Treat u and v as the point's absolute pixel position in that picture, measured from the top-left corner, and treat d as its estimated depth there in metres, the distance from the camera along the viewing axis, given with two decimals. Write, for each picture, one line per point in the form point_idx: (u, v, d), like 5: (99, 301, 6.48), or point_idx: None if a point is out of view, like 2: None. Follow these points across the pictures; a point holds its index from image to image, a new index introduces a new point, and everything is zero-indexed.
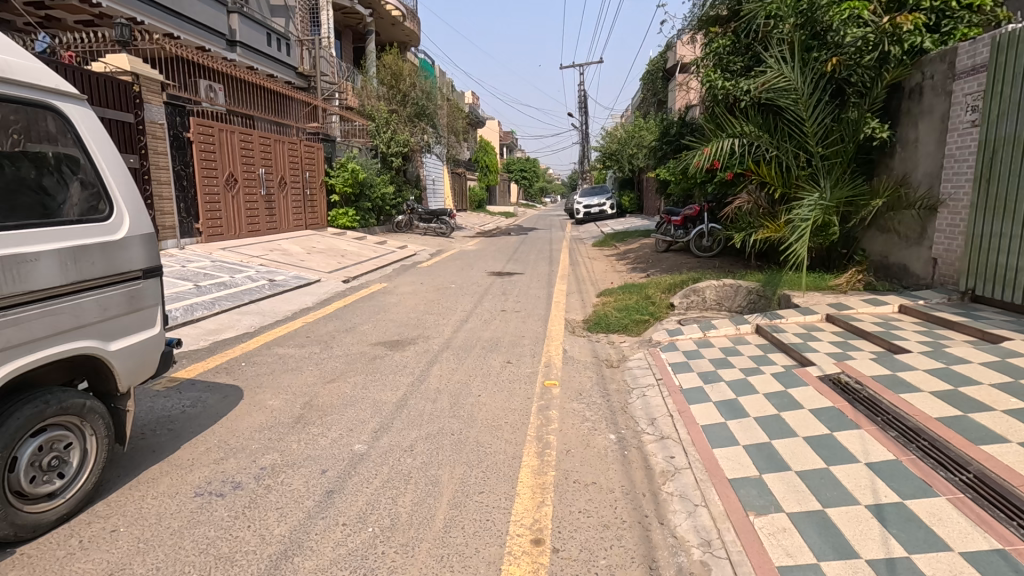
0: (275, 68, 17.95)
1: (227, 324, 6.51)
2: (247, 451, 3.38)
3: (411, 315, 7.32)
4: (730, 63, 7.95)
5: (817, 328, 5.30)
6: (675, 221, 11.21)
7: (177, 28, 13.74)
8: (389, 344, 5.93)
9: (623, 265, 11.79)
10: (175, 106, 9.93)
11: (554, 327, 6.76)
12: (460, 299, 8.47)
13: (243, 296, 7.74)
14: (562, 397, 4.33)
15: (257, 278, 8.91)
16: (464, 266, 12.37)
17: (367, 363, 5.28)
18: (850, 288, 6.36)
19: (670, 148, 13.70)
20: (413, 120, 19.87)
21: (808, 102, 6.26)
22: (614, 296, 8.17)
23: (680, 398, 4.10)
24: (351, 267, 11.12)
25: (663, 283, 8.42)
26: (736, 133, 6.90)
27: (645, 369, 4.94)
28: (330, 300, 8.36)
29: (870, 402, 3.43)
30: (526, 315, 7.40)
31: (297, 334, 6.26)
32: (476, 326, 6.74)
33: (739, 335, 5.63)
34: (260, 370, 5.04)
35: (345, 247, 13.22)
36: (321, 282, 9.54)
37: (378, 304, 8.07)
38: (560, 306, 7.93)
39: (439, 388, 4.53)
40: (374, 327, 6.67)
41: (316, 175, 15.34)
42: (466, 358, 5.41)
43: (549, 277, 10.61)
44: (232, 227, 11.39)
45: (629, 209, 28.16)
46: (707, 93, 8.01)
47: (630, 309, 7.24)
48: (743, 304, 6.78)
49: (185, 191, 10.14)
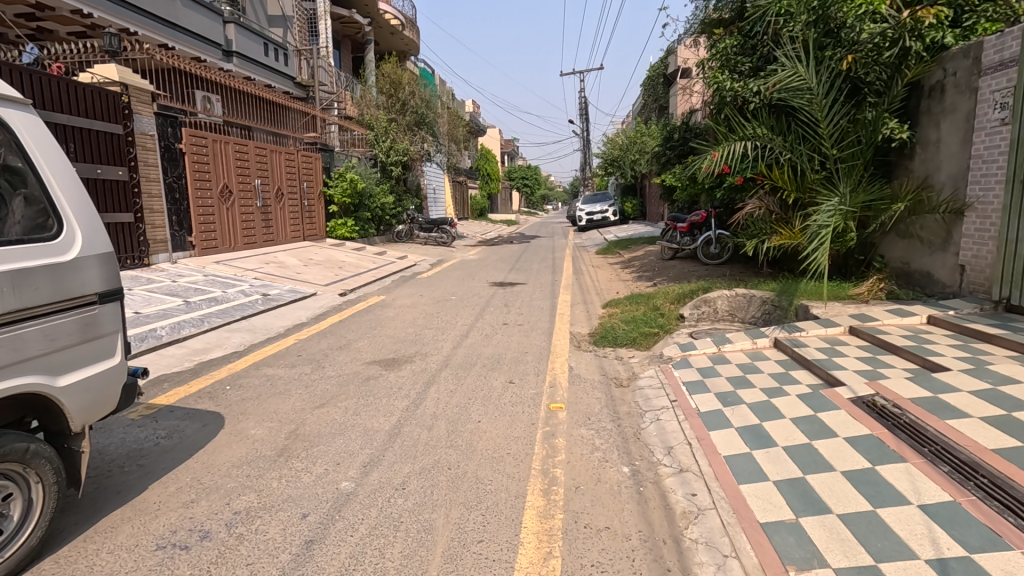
0: (273, 78, 17.81)
1: (216, 342, 6.20)
2: (221, 492, 3.05)
3: (409, 330, 6.99)
4: (738, 64, 7.65)
5: (840, 341, 4.95)
6: (681, 228, 10.91)
7: (172, 39, 13.57)
8: (385, 363, 5.61)
9: (628, 273, 11.46)
10: (166, 117, 9.67)
11: (559, 342, 6.43)
12: (461, 312, 8.15)
13: (235, 312, 7.44)
14: (568, 422, 3.99)
15: (251, 292, 8.61)
16: (465, 276, 12.05)
17: (361, 384, 4.96)
18: (872, 296, 6.01)
19: (674, 154, 13.40)
20: (413, 128, 19.64)
21: (823, 102, 5.94)
22: (621, 307, 7.84)
23: (698, 424, 3.76)
24: (349, 279, 10.82)
25: (671, 292, 8.09)
26: (749, 136, 6.58)
27: (658, 389, 4.59)
28: (325, 314, 8.04)
29: (914, 430, 3.08)
30: (529, 328, 7.08)
31: (289, 353, 5.95)
32: (478, 342, 6.42)
33: (756, 349, 5.29)
34: (246, 393, 4.72)
35: (343, 258, 12.93)
36: (317, 296, 9.23)
37: (375, 319, 7.76)
38: (565, 318, 7.60)
39: (436, 414, 4.20)
40: (370, 344, 6.35)
41: (314, 186, 15.09)
42: (467, 377, 5.08)
43: (552, 287, 10.28)
44: (227, 239, 11.13)
45: (631, 216, 27.83)
46: (715, 95, 7.71)
47: (638, 321, 6.90)
48: (758, 315, 6.52)
49: (177, 203, 9.88)
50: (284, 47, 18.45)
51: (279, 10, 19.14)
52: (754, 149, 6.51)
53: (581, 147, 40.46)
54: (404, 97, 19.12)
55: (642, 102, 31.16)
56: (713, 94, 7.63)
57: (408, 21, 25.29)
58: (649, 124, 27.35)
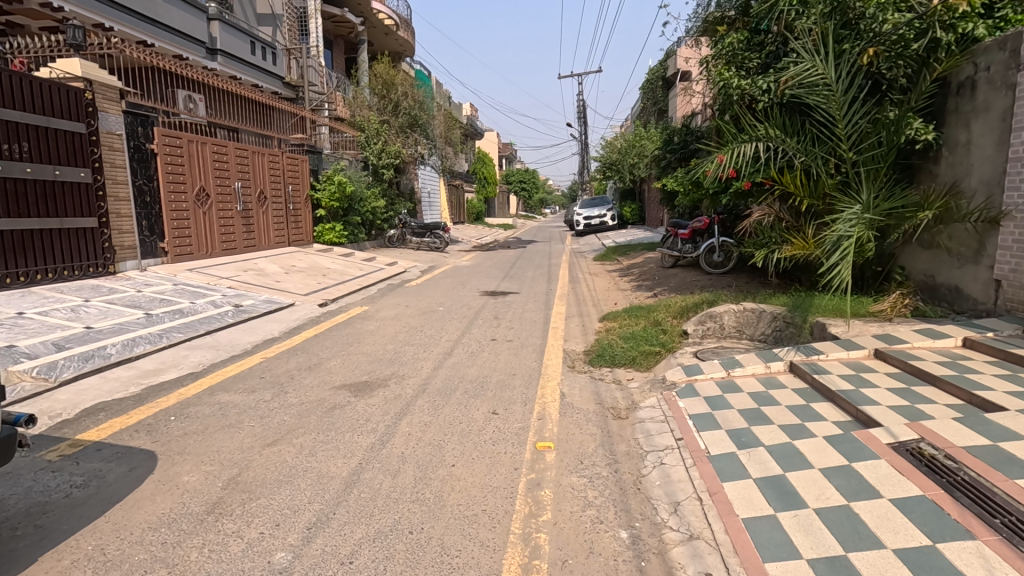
0: (261, 78, 17.28)
1: (172, 361, 5.61)
2: (124, 569, 2.48)
3: (388, 347, 6.41)
4: (745, 60, 7.08)
5: (867, 367, 4.39)
6: (683, 235, 10.34)
7: (152, 35, 13.01)
8: (356, 387, 5.02)
9: (627, 282, 10.90)
10: (136, 115, 9.09)
11: (551, 362, 5.86)
12: (447, 325, 7.57)
13: (200, 326, 6.84)
14: (557, 467, 3.42)
15: (222, 303, 8.03)
16: (455, 285, 11.46)
17: (324, 415, 4.37)
18: (896, 314, 5.48)
19: (675, 157, 12.93)
20: (406, 130, 19.09)
21: (842, 99, 5.38)
22: (619, 321, 7.28)
23: (708, 471, 3.20)
24: (332, 288, 10.23)
25: (673, 305, 7.53)
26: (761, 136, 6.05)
27: (661, 424, 4.02)
28: (300, 328, 7.46)
29: (979, 495, 2.53)
30: (520, 345, 6.51)
31: (251, 374, 5.37)
32: (462, 361, 5.84)
33: (769, 374, 4.71)
34: (191, 426, 4.13)
35: (329, 265, 12.35)
36: (295, 307, 8.65)
37: (353, 333, 7.18)
38: (559, 333, 7.04)
39: (403, 455, 3.61)
40: (343, 364, 5.77)
41: (300, 190, 14.52)
42: (445, 406, 4.50)
43: (546, 297, 9.72)
44: (203, 245, 10.54)
45: (630, 220, 27.34)
46: (720, 95, 7.15)
47: (638, 339, 6.35)
48: (767, 333, 6.00)
49: (147, 207, 9.29)
50: (272, 46, 17.95)
51: (268, 7, 18.67)
52: (767, 151, 5.99)
53: (580, 150, 39.97)
54: (396, 98, 18.56)
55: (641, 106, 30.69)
56: (718, 93, 7.10)
57: (402, 21, 24.79)
58: (648, 127, 26.82)
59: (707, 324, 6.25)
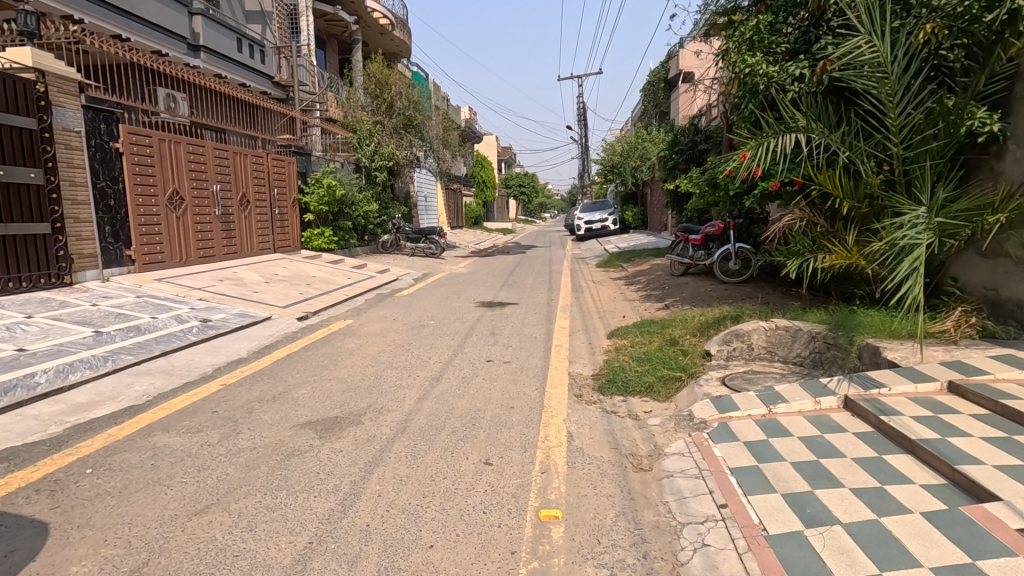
0: (247, 77, 16.47)
1: (111, 392, 4.77)
2: None
3: (368, 372, 5.59)
4: (773, 44, 6.30)
5: (945, 406, 3.58)
6: (695, 240, 9.64)
7: (126, 29, 12.27)
8: (322, 426, 4.20)
9: (634, 292, 10.10)
10: (97, 111, 8.29)
11: (555, 389, 5.06)
12: (437, 343, 6.75)
13: (155, 346, 6.01)
14: (568, 551, 2.62)
15: (188, 318, 7.21)
16: (449, 294, 10.67)
17: (276, 466, 3.53)
18: (960, 334, 4.67)
19: (683, 158, 12.40)
20: (400, 131, 18.36)
21: (897, 83, 4.60)
22: (630, 339, 6.49)
23: (772, 562, 2.40)
24: (315, 299, 9.42)
25: (690, 319, 6.73)
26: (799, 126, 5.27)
27: (695, 482, 3.21)
28: (272, 346, 6.65)
29: None
30: (519, 368, 5.68)
31: (202, 408, 4.53)
32: (452, 390, 5.02)
33: (820, 413, 3.89)
34: (107, 484, 3.30)
35: (314, 273, 11.56)
36: (271, 321, 7.85)
37: (331, 354, 6.35)
38: (562, 353, 6.21)
39: (367, 531, 2.80)
40: (313, 394, 4.95)
41: (287, 194, 13.73)
42: (426, 454, 3.67)
43: (547, 308, 8.94)
44: (176, 253, 9.75)
45: (632, 224, 26.56)
46: (743, 84, 6.42)
47: (654, 361, 5.55)
48: (804, 355, 5.24)
49: (111, 212, 8.49)
50: (260, 44, 17.18)
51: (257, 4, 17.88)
52: (807, 144, 5.19)
53: (580, 153, 39.27)
54: (391, 98, 17.80)
55: (643, 107, 29.93)
56: (742, 80, 6.36)
57: (398, 21, 24.11)
58: (650, 130, 26.04)
59: (733, 343, 5.54)
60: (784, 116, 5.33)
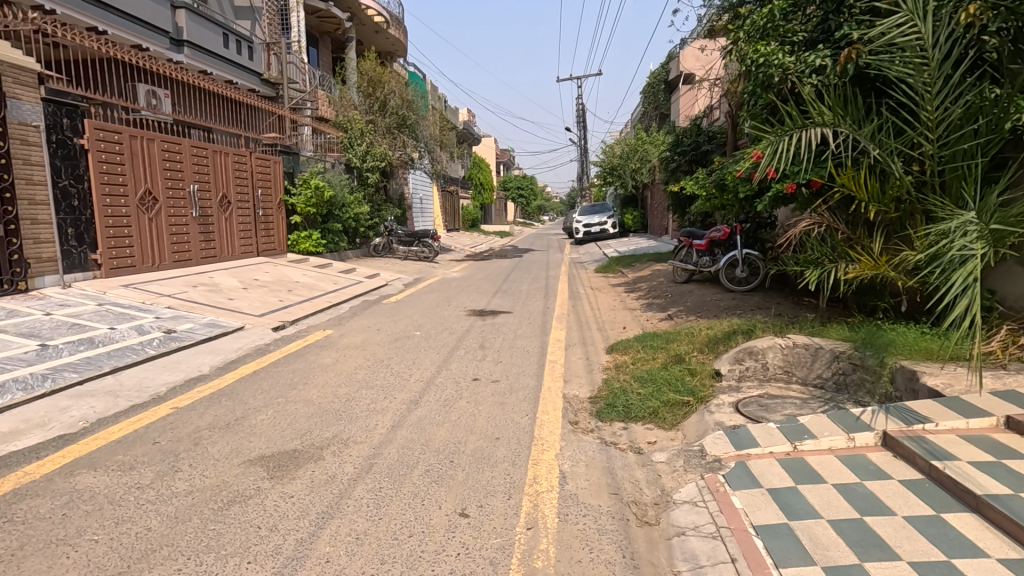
0: (234, 74, 15.90)
1: (41, 419, 4.20)
2: None
3: (339, 392, 5.03)
4: (789, 32, 5.77)
5: (1007, 449, 3.03)
6: (699, 245, 9.13)
7: (104, 21, 11.73)
8: (276, 462, 3.64)
9: (635, 300, 9.57)
10: (60, 104, 7.73)
11: (548, 414, 4.51)
12: (421, 358, 6.18)
13: (107, 361, 5.45)
14: None
15: (152, 328, 6.65)
16: (440, 301, 10.12)
17: (212, 517, 2.97)
18: (1008, 357, 4.11)
19: (686, 160, 11.90)
20: (394, 131, 17.85)
21: (937, 70, 4.07)
22: (631, 354, 5.94)
23: None
24: (295, 307, 8.85)
25: (696, 333, 6.19)
26: (820, 119, 4.74)
27: (713, 544, 2.65)
28: (240, 361, 6.09)
29: None
30: (509, 389, 5.11)
31: (142, 439, 3.95)
32: (431, 417, 4.44)
33: (854, 452, 3.34)
34: (2, 542, 2.73)
35: (298, 279, 10.99)
36: (245, 331, 7.29)
37: (304, 370, 5.77)
38: (557, 371, 5.64)
39: None
40: (273, 420, 4.37)
41: (271, 195, 13.16)
42: (391, 502, 3.11)
43: (542, 317, 8.41)
44: (148, 256, 9.18)
45: (631, 228, 26.05)
46: (756, 76, 5.89)
47: (658, 381, 5.01)
48: (826, 377, 4.69)
49: (75, 213, 7.94)
50: (249, 40, 16.65)
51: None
52: (832, 140, 4.66)
53: (579, 156, 38.81)
54: (384, 96, 17.27)
55: (643, 108, 29.36)
56: (753, 72, 5.86)
57: (394, 19, 23.57)
58: (650, 132, 25.52)
59: (745, 362, 5.01)
60: (805, 108, 4.80)
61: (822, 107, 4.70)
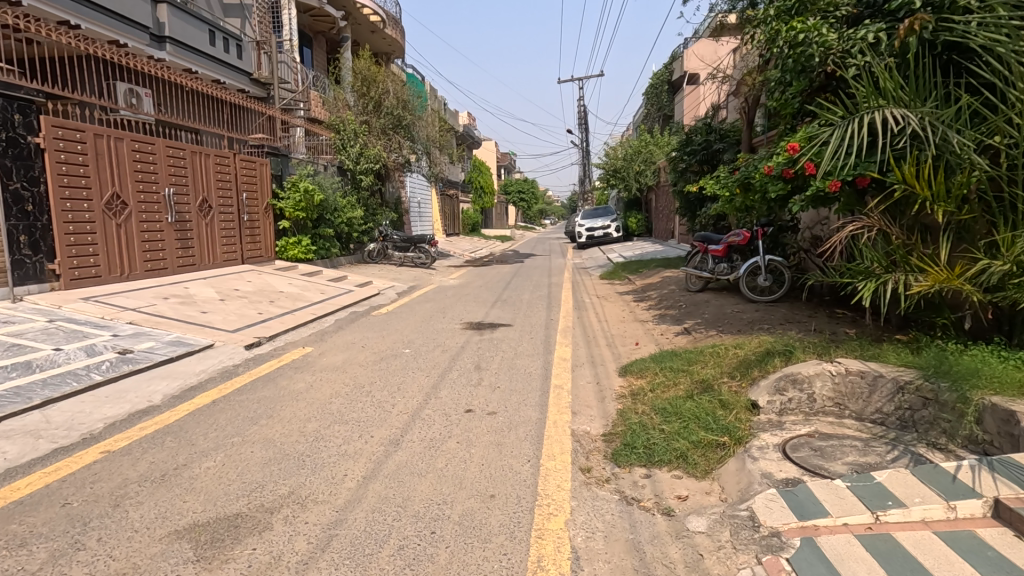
0: (221, 72, 15.16)
1: None
2: None
3: (305, 430, 4.25)
4: (832, 6, 5.03)
5: None
6: (716, 251, 8.35)
7: (76, 15, 11.01)
8: (209, 534, 2.85)
9: (646, 310, 8.81)
10: (11, 99, 6.99)
11: (555, 460, 3.72)
12: (407, 383, 5.40)
13: (40, 391, 4.68)
14: None
15: (105, 348, 5.88)
16: (434, 313, 9.34)
17: None
18: None
19: (696, 160, 11.13)
20: (389, 132, 17.11)
21: None
22: (648, 379, 5.17)
23: None
24: (275, 320, 8.06)
25: (722, 353, 5.42)
26: (890, 101, 4.12)
27: None
28: (201, 386, 5.31)
29: None
30: (507, 425, 4.32)
31: (48, 499, 3.17)
32: (413, 464, 3.66)
33: (957, 527, 2.57)
34: None
35: (284, 288, 10.24)
36: (214, 349, 6.53)
37: (271, 399, 4.97)
38: (564, 400, 4.86)
39: None
40: (221, 469, 3.59)
41: (257, 199, 12.41)
42: None
43: (546, 331, 7.64)
44: (116, 266, 8.43)
45: (635, 231, 25.28)
46: (792, 57, 5.15)
47: (684, 415, 4.22)
48: (888, 412, 3.90)
49: (29, 218, 7.20)
50: (237, 38, 15.95)
51: None
52: (902, 124, 4.01)
53: (581, 159, 38.08)
54: (378, 96, 16.56)
55: (646, 109, 28.60)
56: (789, 54, 5.14)
57: (389, 18, 22.79)
58: (654, 133, 24.74)
59: (788, 393, 4.25)
60: (868, 89, 4.17)
61: (893, 89, 4.09)
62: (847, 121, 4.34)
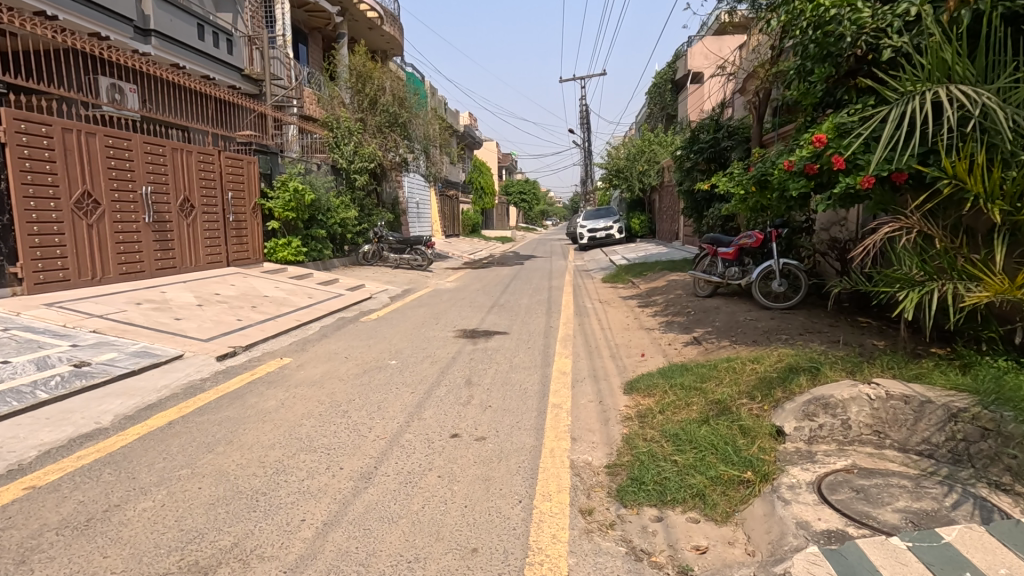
0: (211, 68, 14.70)
1: None
2: None
3: (266, 461, 3.71)
4: None
5: None
6: (726, 254, 7.80)
7: (54, 5, 10.50)
8: None
9: (651, 317, 8.27)
10: None
11: (550, 500, 3.17)
12: (389, 401, 4.87)
13: None
14: None
15: (60, 360, 5.37)
16: (426, 319, 8.80)
17: None
18: None
19: (703, 158, 10.58)
20: (384, 130, 16.55)
21: None
22: (657, 398, 4.63)
23: None
24: (254, 328, 7.53)
25: (739, 368, 4.86)
26: (946, 83, 3.63)
27: None
28: (160, 403, 4.80)
29: None
30: (498, 454, 3.77)
31: None
32: (383, 505, 3.12)
33: None
34: None
35: (269, 292, 9.71)
36: (182, 360, 6.01)
37: (234, 420, 4.44)
38: (562, 422, 4.32)
39: None
40: (159, 511, 3.07)
41: (243, 200, 11.89)
42: None
43: (545, 340, 7.11)
44: (87, 269, 7.93)
45: (638, 233, 24.68)
46: (825, 38, 4.61)
47: (700, 443, 3.66)
48: (939, 442, 3.34)
49: None
50: (228, 33, 15.53)
51: None
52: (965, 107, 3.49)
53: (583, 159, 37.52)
54: (373, 93, 16.05)
55: (650, 108, 27.99)
56: (824, 33, 4.59)
57: (387, 15, 22.28)
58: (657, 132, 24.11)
59: (819, 418, 3.69)
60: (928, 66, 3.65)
61: (956, 68, 3.57)
62: (900, 103, 3.82)
